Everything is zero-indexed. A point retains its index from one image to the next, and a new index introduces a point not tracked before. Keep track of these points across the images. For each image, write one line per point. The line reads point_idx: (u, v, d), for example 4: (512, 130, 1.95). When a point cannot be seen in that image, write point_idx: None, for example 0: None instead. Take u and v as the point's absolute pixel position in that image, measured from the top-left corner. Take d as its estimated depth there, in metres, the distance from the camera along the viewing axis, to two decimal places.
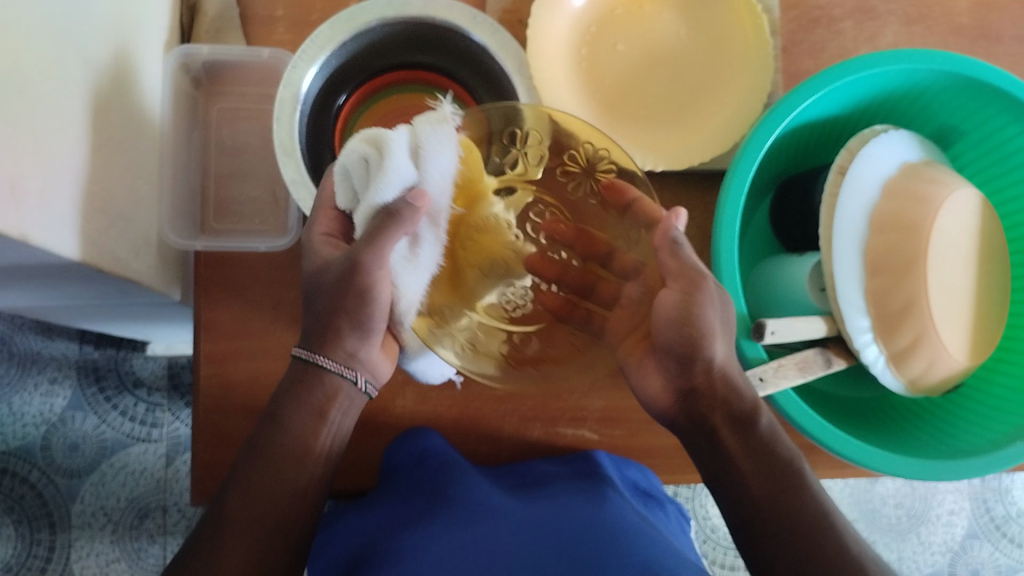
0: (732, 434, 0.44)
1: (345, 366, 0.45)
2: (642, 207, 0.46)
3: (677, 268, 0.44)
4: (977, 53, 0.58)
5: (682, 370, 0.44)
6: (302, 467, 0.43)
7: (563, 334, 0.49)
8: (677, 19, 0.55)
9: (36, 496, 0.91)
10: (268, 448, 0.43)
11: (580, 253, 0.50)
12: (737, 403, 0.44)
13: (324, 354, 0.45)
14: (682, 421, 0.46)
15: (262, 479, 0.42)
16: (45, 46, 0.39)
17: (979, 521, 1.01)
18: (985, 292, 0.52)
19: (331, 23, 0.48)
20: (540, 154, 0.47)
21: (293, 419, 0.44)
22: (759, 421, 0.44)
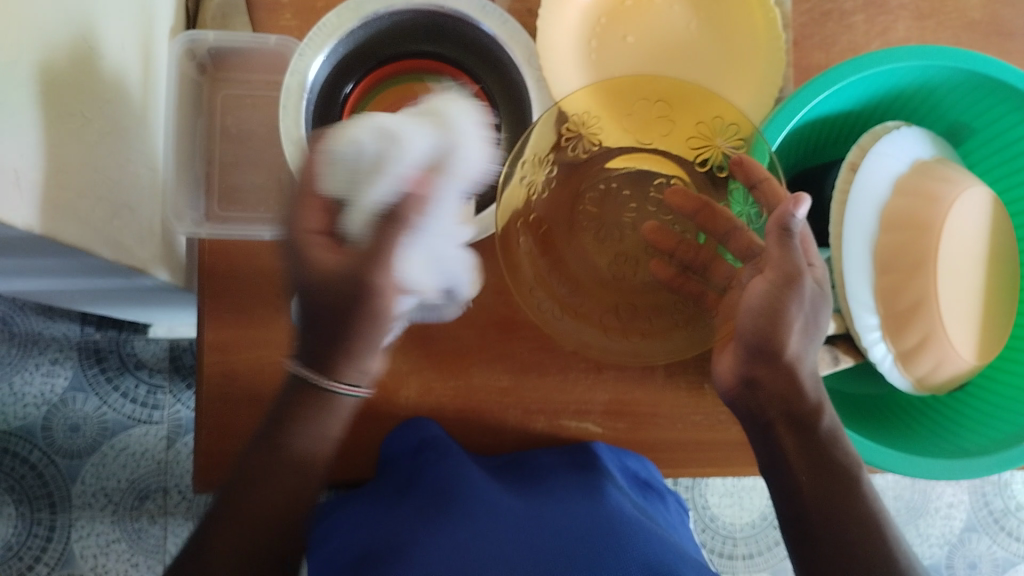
0: (789, 434, 0.45)
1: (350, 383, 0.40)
2: (768, 188, 0.45)
3: (778, 257, 0.42)
4: (989, 48, 0.58)
5: (753, 360, 0.44)
6: (301, 476, 0.41)
7: (666, 309, 0.50)
8: (688, 12, 0.54)
9: (37, 476, 0.91)
10: (273, 459, 0.40)
11: (698, 228, 0.49)
12: (798, 403, 0.44)
13: (328, 373, 0.39)
14: (742, 410, 0.47)
15: (255, 493, 0.40)
16: (48, 35, 0.39)
17: (977, 514, 1.02)
18: (991, 292, 0.52)
19: (338, 11, 0.48)
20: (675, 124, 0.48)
21: (300, 429, 0.40)
22: (821, 422, 0.44)
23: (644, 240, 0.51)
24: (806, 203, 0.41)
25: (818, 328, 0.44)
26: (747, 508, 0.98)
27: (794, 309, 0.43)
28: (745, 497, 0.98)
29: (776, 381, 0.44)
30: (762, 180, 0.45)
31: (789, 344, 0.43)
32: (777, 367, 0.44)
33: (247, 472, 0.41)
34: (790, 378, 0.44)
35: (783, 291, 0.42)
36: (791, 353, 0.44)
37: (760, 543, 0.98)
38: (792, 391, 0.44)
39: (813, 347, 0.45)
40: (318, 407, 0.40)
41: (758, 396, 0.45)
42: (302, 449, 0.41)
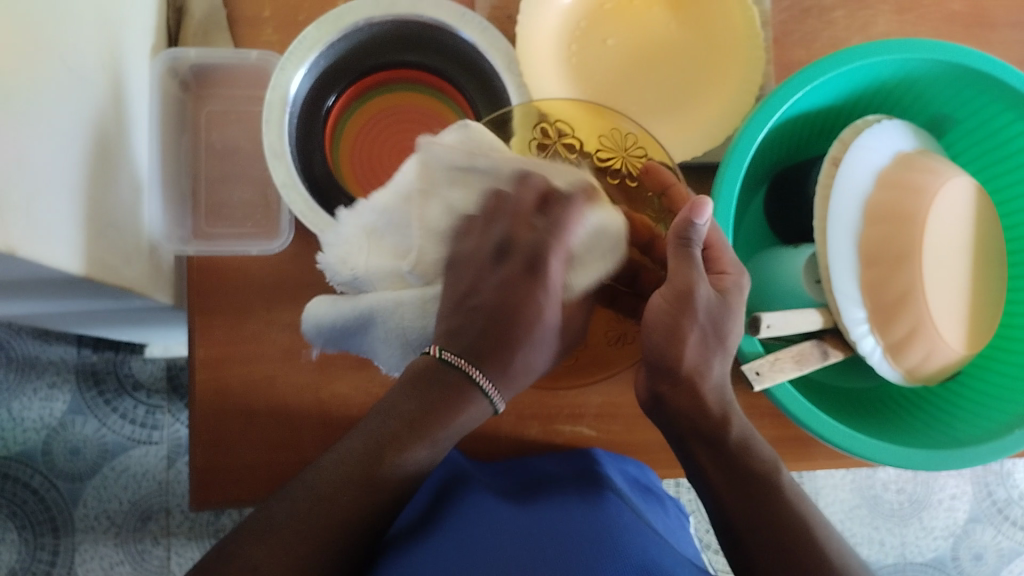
0: (719, 445, 0.44)
1: (493, 386, 0.42)
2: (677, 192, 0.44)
3: (676, 268, 0.42)
4: (969, 39, 0.58)
5: (657, 378, 0.44)
6: (378, 494, 0.39)
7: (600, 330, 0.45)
8: (668, 14, 0.55)
9: (39, 501, 0.91)
10: (371, 471, 0.39)
11: (622, 241, 0.44)
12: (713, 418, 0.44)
13: (482, 369, 0.41)
14: (662, 420, 0.46)
15: (333, 504, 0.38)
16: (26, 56, 0.39)
17: (980, 505, 1.01)
18: (980, 281, 0.52)
19: (318, 24, 0.48)
20: (577, 141, 0.46)
21: (417, 449, 0.40)
22: (730, 433, 0.44)
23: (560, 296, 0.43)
24: (707, 208, 0.41)
25: (722, 338, 0.44)
26: None
27: (691, 321, 0.42)
28: None
29: (681, 396, 0.44)
30: (669, 185, 0.44)
31: (688, 356, 0.43)
32: (677, 381, 0.44)
33: (338, 473, 0.39)
34: (694, 392, 0.44)
35: (680, 309, 0.42)
36: (690, 364, 0.43)
37: None
38: (697, 407, 0.44)
39: (719, 358, 0.44)
40: (451, 413, 0.41)
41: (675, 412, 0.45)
42: (396, 470, 0.39)
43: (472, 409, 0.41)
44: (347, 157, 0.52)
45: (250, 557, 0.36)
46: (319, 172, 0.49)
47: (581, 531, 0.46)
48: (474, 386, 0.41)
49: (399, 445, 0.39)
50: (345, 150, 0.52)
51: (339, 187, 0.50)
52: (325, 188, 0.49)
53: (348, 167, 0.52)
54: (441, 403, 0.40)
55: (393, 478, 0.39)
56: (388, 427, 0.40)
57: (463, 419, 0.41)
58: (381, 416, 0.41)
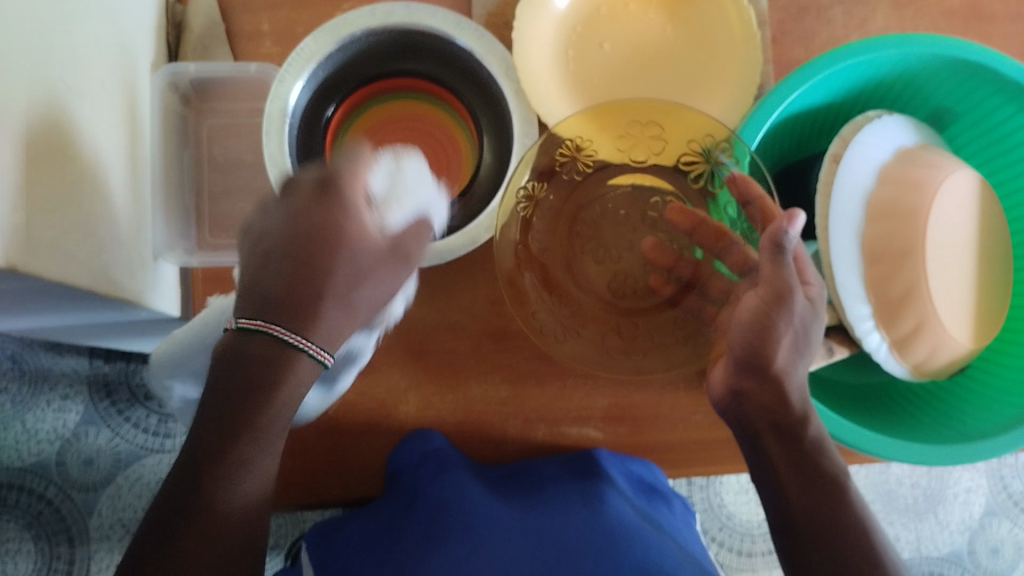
0: (775, 441, 0.44)
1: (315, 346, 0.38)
2: (759, 207, 0.46)
3: (770, 273, 0.43)
4: (970, 32, 0.58)
5: (744, 373, 0.45)
6: (223, 525, 0.37)
7: (665, 325, 0.50)
8: (663, 16, 0.54)
9: (54, 511, 0.91)
10: (195, 508, 0.36)
11: (696, 244, 0.50)
12: (783, 414, 0.44)
13: (286, 330, 0.37)
14: (733, 419, 0.47)
15: (167, 536, 0.36)
16: (24, 78, 0.39)
17: (996, 498, 1.01)
18: (985, 276, 0.52)
19: (315, 35, 0.48)
20: (667, 142, 0.49)
21: (243, 446, 0.37)
22: (808, 432, 0.44)
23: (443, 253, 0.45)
24: (799, 218, 0.42)
25: (809, 346, 0.45)
26: None
27: (784, 322, 0.43)
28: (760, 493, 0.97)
29: (763, 393, 0.44)
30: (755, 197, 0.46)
31: (777, 357, 0.44)
32: (764, 380, 0.44)
33: (169, 508, 0.37)
34: (777, 390, 0.44)
35: (772, 309, 0.43)
36: (780, 365, 0.44)
37: None
38: (778, 403, 0.44)
39: (804, 361, 0.45)
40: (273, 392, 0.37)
41: (746, 406, 0.45)
42: (231, 496, 0.37)
43: (301, 379, 0.38)
44: None
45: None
46: None
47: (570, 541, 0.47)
48: (289, 348, 0.37)
49: (218, 470, 0.37)
50: None
51: None
52: None
53: None
54: (254, 391, 0.37)
55: (238, 490, 0.37)
56: (211, 420, 0.37)
57: (287, 390, 0.37)
58: (200, 421, 0.38)
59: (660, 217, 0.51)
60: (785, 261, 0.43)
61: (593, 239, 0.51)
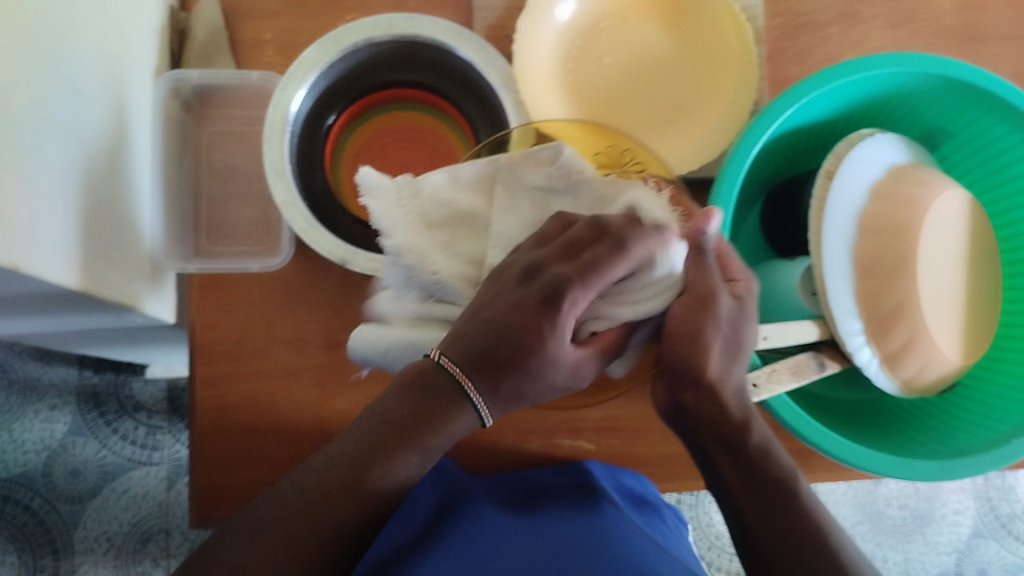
0: (724, 455, 0.44)
1: (484, 403, 0.37)
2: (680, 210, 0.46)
3: (694, 276, 0.41)
4: (961, 54, 0.59)
5: (678, 388, 0.44)
6: (349, 528, 0.36)
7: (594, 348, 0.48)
8: (662, 31, 0.55)
9: (39, 523, 0.90)
10: (341, 499, 0.36)
11: None
12: (723, 425, 0.44)
13: (474, 380, 0.37)
14: (683, 433, 0.46)
15: (311, 520, 0.36)
16: (29, 77, 0.39)
17: (984, 519, 1.01)
18: (976, 292, 0.53)
19: (318, 44, 0.49)
20: None
21: (406, 457, 0.37)
22: (752, 439, 0.44)
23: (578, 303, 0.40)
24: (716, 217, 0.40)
25: (741, 349, 0.43)
26: None
27: (713, 329, 0.41)
28: None
29: (703, 403, 0.44)
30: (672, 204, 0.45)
31: (710, 367, 0.42)
32: (700, 392, 0.43)
33: (317, 490, 0.36)
34: (716, 400, 0.43)
35: (700, 319, 0.40)
36: (714, 374, 0.43)
37: None
38: (720, 414, 0.44)
39: (740, 364, 0.44)
40: (439, 424, 0.37)
41: (689, 419, 0.44)
42: (370, 500, 0.36)
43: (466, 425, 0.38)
44: (349, 172, 0.52)
45: (239, 559, 0.35)
46: (319, 188, 0.50)
47: (578, 546, 0.48)
48: (466, 400, 0.37)
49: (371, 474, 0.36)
50: (346, 169, 0.52)
51: (340, 205, 0.50)
52: (325, 206, 0.50)
53: (349, 180, 0.52)
54: (429, 416, 0.37)
55: (377, 492, 0.36)
56: (374, 434, 0.37)
57: (453, 433, 0.38)
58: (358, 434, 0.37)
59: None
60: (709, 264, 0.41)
61: None
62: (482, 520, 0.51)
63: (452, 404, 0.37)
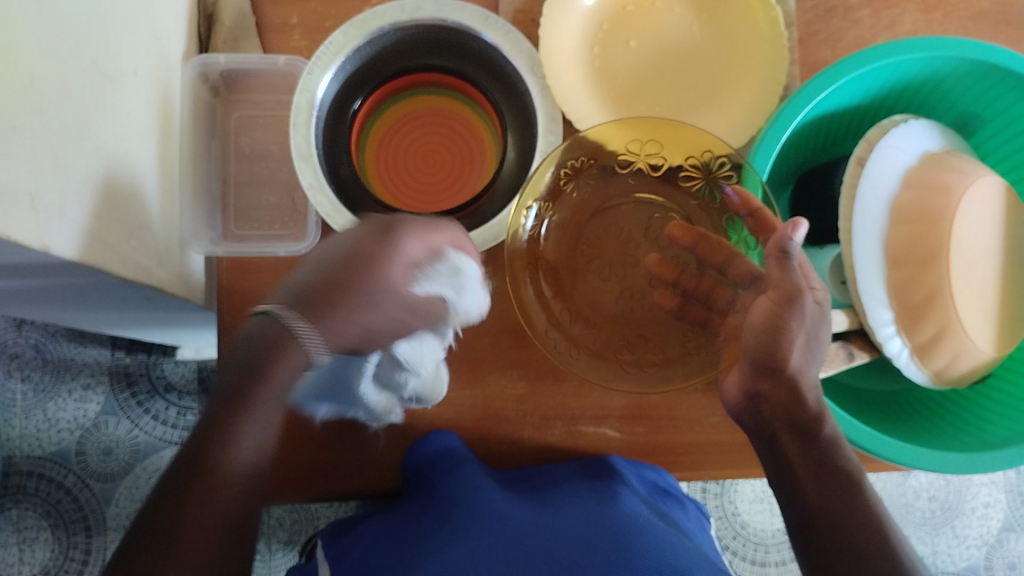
0: (792, 441, 0.43)
1: (308, 328, 0.38)
2: (762, 216, 0.45)
3: (778, 277, 0.44)
4: (999, 38, 0.57)
5: (758, 375, 0.44)
6: (227, 502, 0.35)
7: (672, 336, 0.49)
8: (689, 15, 0.54)
9: (73, 500, 0.92)
10: (210, 458, 0.35)
11: (698, 259, 0.49)
12: (800, 413, 0.43)
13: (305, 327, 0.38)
14: (750, 423, 0.46)
15: (172, 495, 0.35)
16: (59, 60, 0.40)
17: (1015, 513, 0.99)
18: (1010, 283, 0.52)
19: (344, 29, 0.49)
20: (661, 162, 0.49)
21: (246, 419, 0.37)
22: (824, 428, 0.43)
23: (649, 272, 0.50)
24: (803, 227, 0.44)
25: (821, 346, 0.44)
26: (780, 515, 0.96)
27: (797, 324, 0.43)
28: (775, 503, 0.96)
29: (782, 394, 0.43)
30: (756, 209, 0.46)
31: (793, 359, 0.43)
32: (778, 380, 0.43)
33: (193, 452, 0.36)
34: (793, 389, 0.43)
35: (784, 311, 0.43)
36: (795, 366, 0.43)
37: None
38: (793, 401, 0.43)
39: (814, 362, 0.44)
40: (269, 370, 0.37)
41: (761, 407, 0.44)
42: (232, 458, 0.36)
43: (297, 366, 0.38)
44: (373, 161, 0.53)
45: (140, 550, 0.34)
46: (345, 174, 0.50)
47: (585, 535, 0.47)
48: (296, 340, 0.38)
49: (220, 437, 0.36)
50: (372, 155, 0.53)
51: (365, 190, 0.50)
52: (351, 191, 0.50)
53: (377, 172, 0.53)
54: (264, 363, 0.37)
55: (231, 470, 0.36)
56: (213, 409, 0.37)
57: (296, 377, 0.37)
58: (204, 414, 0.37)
59: (660, 233, 0.50)
60: (795, 270, 0.44)
61: (597, 258, 0.50)
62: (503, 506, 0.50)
63: (280, 340, 0.38)
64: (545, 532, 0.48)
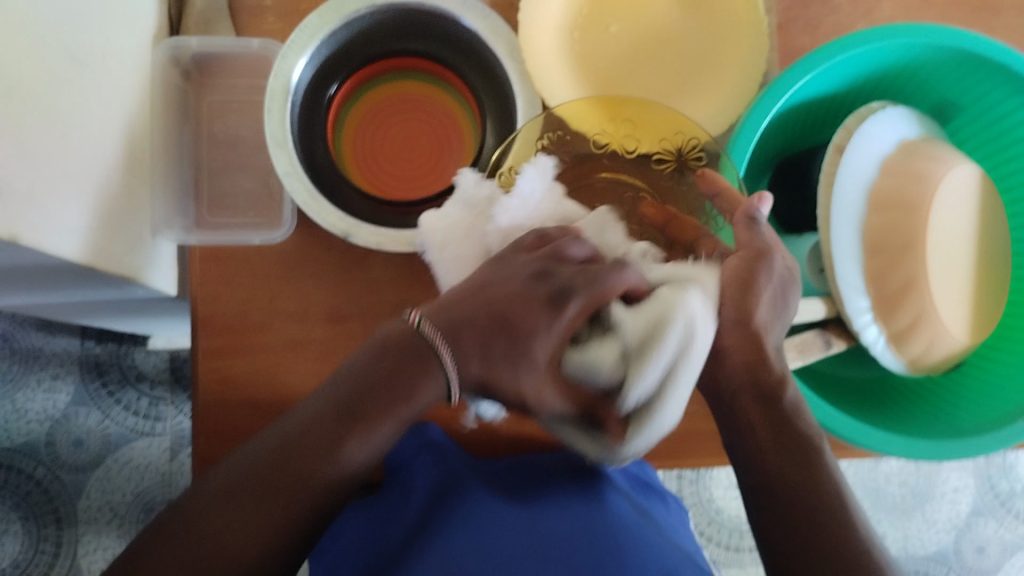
0: (757, 410, 0.41)
1: (456, 368, 0.37)
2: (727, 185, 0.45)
3: (746, 239, 0.43)
4: (975, 26, 0.58)
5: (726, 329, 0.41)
6: (309, 504, 0.35)
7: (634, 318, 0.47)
8: (668, 0, 0.54)
9: (42, 492, 0.91)
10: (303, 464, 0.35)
11: (666, 239, 0.45)
12: (766, 377, 0.41)
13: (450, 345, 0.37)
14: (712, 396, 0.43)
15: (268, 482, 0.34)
16: (26, 43, 0.39)
17: (984, 497, 1.01)
18: (986, 269, 0.53)
19: (320, 11, 0.48)
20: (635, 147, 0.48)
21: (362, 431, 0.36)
22: (785, 394, 0.41)
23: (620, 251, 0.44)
24: (769, 200, 0.43)
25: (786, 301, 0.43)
26: None
27: (766, 279, 0.41)
28: None
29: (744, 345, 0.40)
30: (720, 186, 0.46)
31: (758, 313, 0.41)
32: (744, 333, 0.40)
33: (304, 443, 0.35)
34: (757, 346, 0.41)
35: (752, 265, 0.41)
36: (761, 320, 0.41)
37: None
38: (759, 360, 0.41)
39: (780, 321, 0.42)
40: (410, 385, 0.37)
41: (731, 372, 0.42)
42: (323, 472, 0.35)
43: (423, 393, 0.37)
44: (349, 148, 0.52)
45: (213, 523, 0.33)
46: (320, 160, 0.49)
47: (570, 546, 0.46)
48: (437, 367, 0.37)
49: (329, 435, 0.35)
50: (348, 139, 0.52)
51: (341, 176, 0.50)
52: (326, 176, 0.49)
53: (353, 163, 0.52)
54: (401, 378, 0.37)
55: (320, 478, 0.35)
56: (335, 408, 0.36)
57: (415, 406, 0.37)
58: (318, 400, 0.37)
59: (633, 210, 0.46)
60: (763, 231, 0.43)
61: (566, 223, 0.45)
62: (491, 505, 0.49)
63: (425, 370, 0.37)
64: (530, 530, 0.47)
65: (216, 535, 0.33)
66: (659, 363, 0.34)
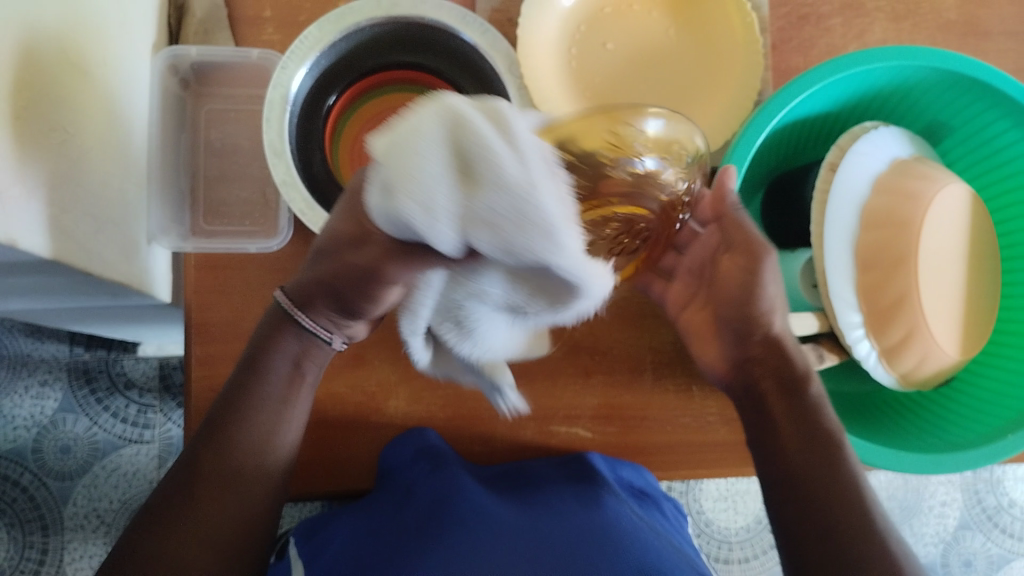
0: (775, 409, 0.44)
1: (318, 327, 0.43)
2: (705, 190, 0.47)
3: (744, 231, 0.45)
4: (966, 47, 0.59)
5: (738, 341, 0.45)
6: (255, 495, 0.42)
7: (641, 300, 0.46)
8: (665, 17, 0.55)
9: (29, 499, 0.90)
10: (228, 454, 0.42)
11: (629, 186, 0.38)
12: (789, 371, 0.45)
13: (305, 312, 0.43)
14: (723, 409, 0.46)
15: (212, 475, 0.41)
16: (26, 51, 0.39)
17: (970, 511, 1.02)
18: (975, 287, 0.53)
19: (320, 23, 0.48)
20: None
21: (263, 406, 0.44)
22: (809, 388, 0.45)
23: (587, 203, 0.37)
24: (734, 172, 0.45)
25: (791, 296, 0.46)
26: (742, 512, 0.98)
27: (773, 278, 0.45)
28: (739, 501, 0.98)
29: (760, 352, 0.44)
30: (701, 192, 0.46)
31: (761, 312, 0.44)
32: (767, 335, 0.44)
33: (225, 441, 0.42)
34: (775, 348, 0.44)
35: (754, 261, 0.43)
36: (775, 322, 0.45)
37: (756, 546, 0.97)
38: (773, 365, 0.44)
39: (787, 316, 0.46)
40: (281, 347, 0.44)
41: (761, 363, 0.45)
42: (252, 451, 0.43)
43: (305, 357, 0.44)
44: (347, 158, 0.52)
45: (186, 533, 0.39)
46: (318, 171, 0.49)
47: (573, 536, 0.46)
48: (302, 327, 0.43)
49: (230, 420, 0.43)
50: (345, 148, 0.52)
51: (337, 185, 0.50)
52: (325, 188, 0.49)
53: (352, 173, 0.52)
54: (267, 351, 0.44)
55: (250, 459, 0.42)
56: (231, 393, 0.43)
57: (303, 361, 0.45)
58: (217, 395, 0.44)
59: None
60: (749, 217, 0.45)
61: None
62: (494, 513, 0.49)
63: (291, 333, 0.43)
64: (527, 536, 0.46)
65: (192, 528, 0.39)
66: (429, 155, 0.24)
